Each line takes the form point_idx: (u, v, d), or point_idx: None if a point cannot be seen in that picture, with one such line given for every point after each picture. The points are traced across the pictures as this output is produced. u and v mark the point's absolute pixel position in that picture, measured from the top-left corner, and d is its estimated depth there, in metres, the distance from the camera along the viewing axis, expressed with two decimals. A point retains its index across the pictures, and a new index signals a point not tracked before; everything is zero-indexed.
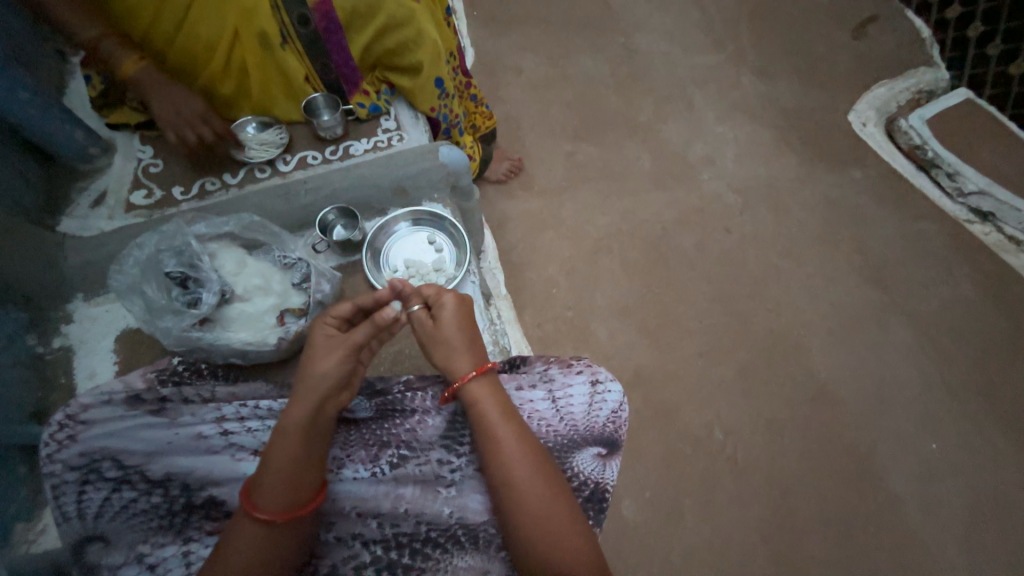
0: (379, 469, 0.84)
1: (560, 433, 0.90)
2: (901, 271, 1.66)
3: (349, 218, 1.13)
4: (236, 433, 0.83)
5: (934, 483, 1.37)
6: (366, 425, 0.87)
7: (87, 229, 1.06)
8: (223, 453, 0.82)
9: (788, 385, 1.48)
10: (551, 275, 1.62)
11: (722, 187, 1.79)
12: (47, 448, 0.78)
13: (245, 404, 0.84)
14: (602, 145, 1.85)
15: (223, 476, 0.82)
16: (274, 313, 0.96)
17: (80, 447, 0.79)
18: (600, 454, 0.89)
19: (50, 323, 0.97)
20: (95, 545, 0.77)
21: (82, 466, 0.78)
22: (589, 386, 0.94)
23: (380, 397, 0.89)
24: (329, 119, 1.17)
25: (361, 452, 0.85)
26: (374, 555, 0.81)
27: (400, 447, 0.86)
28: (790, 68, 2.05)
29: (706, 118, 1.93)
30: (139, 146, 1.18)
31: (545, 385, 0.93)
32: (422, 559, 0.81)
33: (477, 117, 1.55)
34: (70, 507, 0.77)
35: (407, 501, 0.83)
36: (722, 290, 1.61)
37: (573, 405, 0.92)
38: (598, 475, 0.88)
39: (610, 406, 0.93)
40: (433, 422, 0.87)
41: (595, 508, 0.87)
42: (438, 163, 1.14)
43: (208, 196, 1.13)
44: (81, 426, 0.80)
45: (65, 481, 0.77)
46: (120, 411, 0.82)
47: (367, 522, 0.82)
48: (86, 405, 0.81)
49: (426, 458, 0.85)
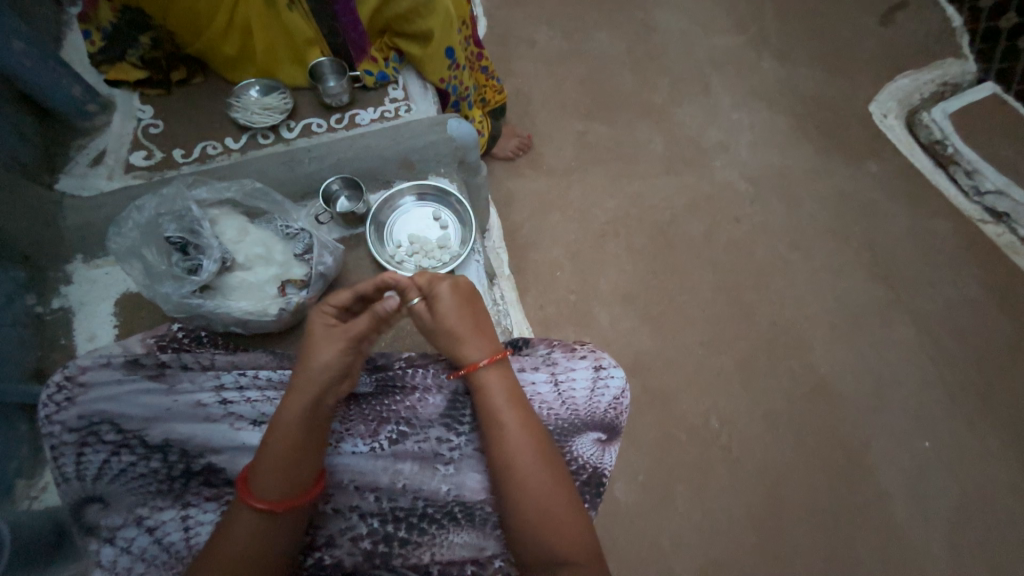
0: (378, 444, 0.85)
1: (561, 416, 0.90)
2: (909, 269, 1.64)
3: (353, 189, 1.09)
4: (235, 402, 0.83)
5: (922, 480, 1.39)
6: (366, 400, 0.87)
7: (85, 187, 1.04)
8: (223, 422, 0.82)
9: (787, 378, 1.48)
10: (555, 257, 1.60)
11: (734, 175, 1.75)
12: (46, 409, 0.78)
13: (244, 373, 0.85)
14: (615, 126, 1.80)
15: (222, 444, 0.81)
16: (276, 284, 0.95)
17: (78, 409, 0.79)
18: (600, 440, 0.89)
19: (49, 283, 0.96)
20: (95, 506, 0.78)
21: (82, 428, 0.79)
22: (592, 371, 0.93)
23: (380, 372, 0.89)
24: (335, 86, 1.13)
25: (360, 426, 0.85)
26: (371, 527, 0.82)
27: (400, 423, 0.86)
28: (813, 54, 1.97)
29: (723, 102, 1.87)
30: (139, 105, 1.15)
31: (547, 368, 0.92)
32: (419, 533, 0.82)
33: (487, 91, 1.51)
34: (69, 468, 0.78)
35: (405, 476, 0.84)
36: (727, 280, 1.60)
37: (575, 389, 0.92)
38: (597, 460, 0.88)
39: (611, 392, 0.92)
40: (433, 400, 0.87)
41: (591, 492, 0.88)
42: (446, 137, 1.11)
43: (209, 160, 1.10)
44: (79, 388, 0.80)
45: (63, 443, 0.78)
46: (118, 375, 0.81)
47: (365, 495, 0.83)
48: (85, 367, 0.81)
49: (425, 435, 0.86)
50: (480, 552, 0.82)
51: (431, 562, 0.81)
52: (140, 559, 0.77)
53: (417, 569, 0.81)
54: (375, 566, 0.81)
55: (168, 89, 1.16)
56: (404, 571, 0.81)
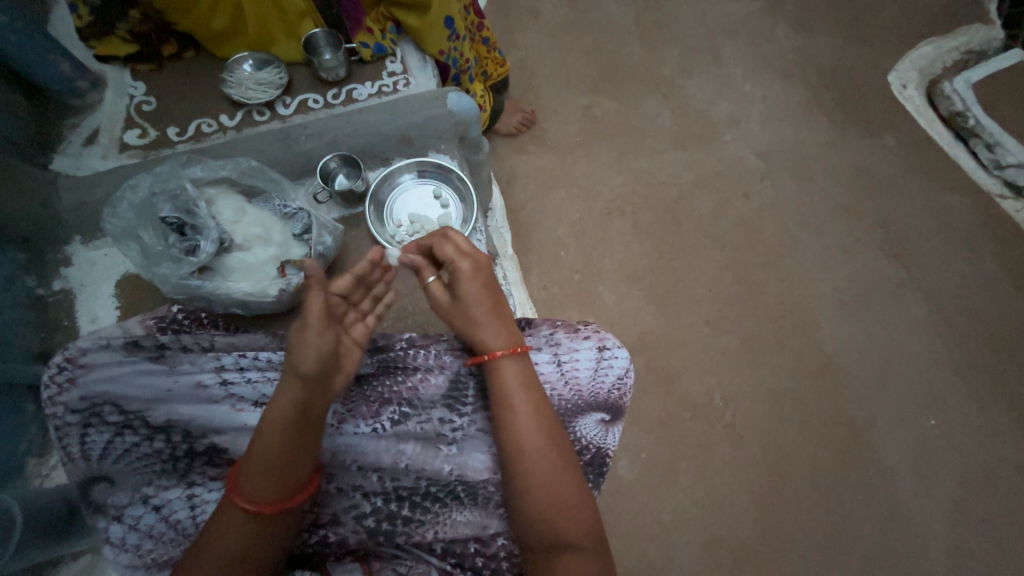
0: (380, 425, 0.85)
1: (565, 397, 0.89)
2: (923, 246, 1.60)
3: (351, 167, 1.05)
4: (236, 383, 0.83)
5: (927, 457, 1.39)
6: (367, 381, 0.87)
7: (80, 168, 1.03)
8: (224, 403, 0.83)
9: (794, 357, 1.46)
10: (560, 236, 1.57)
11: (745, 149, 1.70)
12: (48, 390, 0.79)
13: (244, 355, 0.85)
14: (621, 99, 1.74)
15: (224, 424, 0.82)
16: (275, 265, 0.93)
17: (79, 391, 0.79)
18: (603, 420, 0.88)
19: (49, 264, 0.95)
20: (101, 485, 0.79)
21: (84, 410, 0.79)
22: (596, 352, 0.91)
23: (382, 353, 0.89)
24: (330, 59, 1.11)
25: (363, 407, 0.85)
26: (375, 506, 0.82)
27: (401, 404, 0.86)
28: (830, 22, 1.89)
29: (734, 73, 1.80)
30: (131, 81, 1.12)
31: (551, 348, 0.91)
32: (422, 512, 0.82)
33: (489, 64, 1.46)
34: (74, 448, 0.78)
35: (409, 456, 0.84)
36: (735, 258, 1.56)
37: (578, 369, 0.90)
38: (600, 441, 0.88)
39: (615, 372, 0.91)
40: (435, 381, 0.87)
41: (595, 473, 0.87)
42: (446, 111, 1.08)
43: (204, 138, 1.08)
44: (79, 369, 0.80)
45: (67, 424, 0.78)
46: (118, 357, 0.81)
47: (368, 475, 0.84)
48: (85, 349, 0.81)
49: (427, 416, 0.86)
50: (483, 531, 0.82)
51: (434, 540, 0.82)
52: (149, 536, 0.79)
53: (420, 545, 0.82)
54: (380, 542, 0.82)
55: (160, 65, 1.13)
56: (408, 547, 0.82)
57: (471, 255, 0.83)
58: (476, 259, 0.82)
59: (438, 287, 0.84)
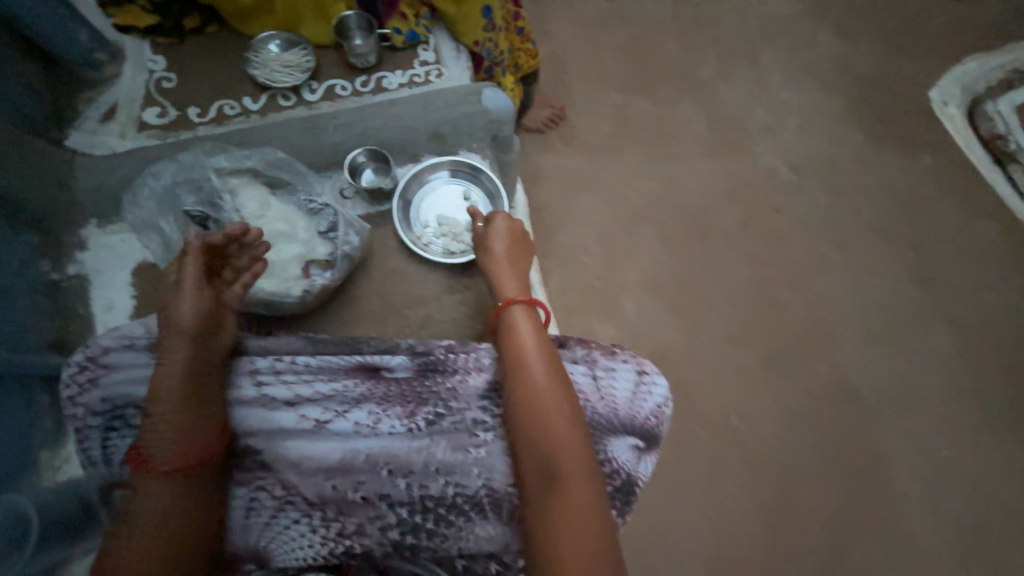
0: (415, 424, 0.81)
1: (599, 413, 0.86)
2: (952, 272, 1.56)
3: (381, 162, 1.01)
4: (271, 385, 0.80)
5: (939, 486, 1.38)
6: (406, 382, 0.83)
7: (97, 147, 0.99)
8: (257, 405, 0.79)
9: (812, 379, 1.44)
10: (583, 240, 1.53)
11: (778, 161, 1.64)
12: (69, 390, 0.77)
13: (281, 358, 0.82)
14: (654, 100, 1.68)
15: (258, 426, 0.79)
16: (299, 263, 0.89)
17: (101, 392, 0.77)
18: (637, 447, 0.85)
19: (64, 248, 0.92)
20: (123, 490, 0.78)
21: (106, 412, 0.77)
22: (635, 374, 0.89)
23: (421, 356, 0.86)
24: (362, 45, 1.05)
25: (398, 407, 0.81)
26: (399, 517, 0.78)
27: (438, 404, 0.82)
28: (876, 30, 1.81)
29: (772, 80, 1.73)
30: (150, 55, 1.06)
31: (588, 363, 0.89)
32: (446, 525, 0.79)
33: (521, 56, 1.36)
34: (95, 451, 0.77)
35: (439, 459, 0.80)
36: (761, 273, 1.53)
37: (616, 389, 0.88)
38: (632, 467, 0.84)
39: (655, 399, 0.88)
40: (476, 383, 0.83)
41: (623, 500, 0.84)
42: (480, 108, 1.03)
43: (227, 121, 1.03)
44: (102, 369, 0.78)
45: (89, 426, 0.77)
46: (140, 358, 0.79)
47: (395, 482, 0.79)
48: (106, 348, 0.79)
49: (461, 417, 0.82)
50: (504, 547, 0.79)
51: (456, 555, 0.79)
52: None
53: (441, 559, 0.79)
54: (402, 555, 0.78)
55: (181, 39, 1.07)
56: (428, 562, 0.79)
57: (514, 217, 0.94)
58: (512, 219, 0.91)
59: (484, 230, 0.91)
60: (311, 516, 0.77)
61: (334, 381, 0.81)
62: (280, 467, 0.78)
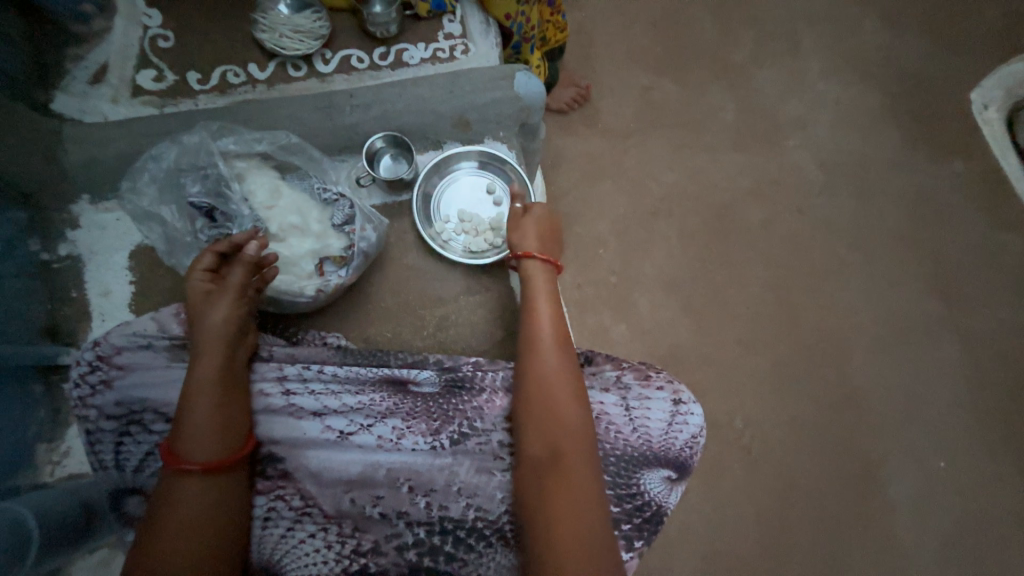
0: (439, 443, 0.79)
1: (631, 445, 0.84)
2: (970, 285, 1.53)
3: (400, 149, 0.94)
4: (298, 394, 0.78)
5: (930, 497, 1.40)
6: (432, 398, 0.81)
7: (87, 113, 0.90)
8: (284, 413, 0.77)
9: (820, 386, 1.43)
10: (600, 232, 1.46)
11: (808, 159, 1.56)
12: (81, 390, 0.74)
13: (309, 366, 0.79)
14: (684, 84, 1.57)
15: (283, 435, 0.76)
16: (313, 259, 0.83)
17: (116, 394, 0.74)
18: (669, 478, 0.84)
19: (54, 226, 0.85)
20: (135, 498, 0.74)
21: (121, 416, 0.74)
22: (670, 405, 0.87)
23: (448, 373, 0.83)
24: (382, 12, 0.94)
25: (422, 424, 0.79)
26: (417, 537, 0.77)
27: (463, 423, 0.79)
28: (925, 20, 1.69)
29: (811, 69, 1.63)
30: (145, 8, 0.95)
31: (619, 391, 0.87)
32: (465, 550, 0.77)
33: (549, 29, 1.23)
34: (107, 456, 0.74)
35: (462, 478, 0.78)
36: (779, 277, 1.48)
37: (650, 420, 0.86)
38: (662, 498, 0.83)
39: (689, 431, 0.86)
40: (501, 403, 0.81)
41: (650, 530, 0.83)
42: (511, 94, 0.94)
43: (230, 90, 0.94)
44: (116, 371, 0.74)
45: (103, 429, 0.73)
46: (158, 359, 0.75)
47: (415, 500, 0.77)
48: (120, 348, 0.75)
49: (487, 439, 0.79)
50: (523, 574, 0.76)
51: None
52: None
53: None
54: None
55: None
56: None
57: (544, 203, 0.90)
58: (552, 212, 0.87)
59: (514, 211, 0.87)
60: (326, 531, 0.75)
61: (362, 394, 0.79)
62: (301, 477, 0.76)
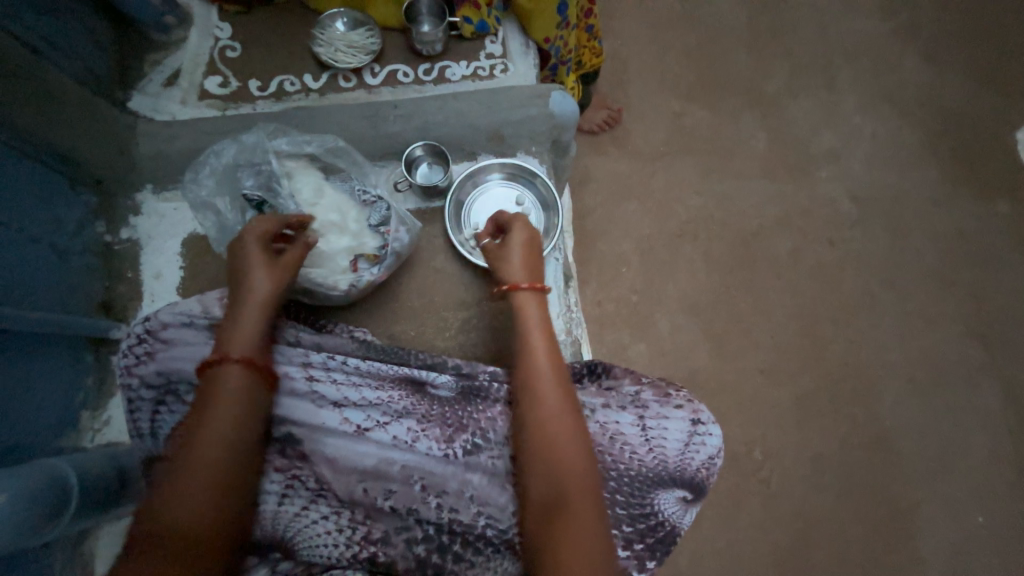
0: (452, 450, 0.80)
1: (646, 465, 0.83)
2: (1013, 330, 1.46)
3: (438, 158, 0.99)
4: (321, 380, 0.81)
5: (965, 553, 1.31)
6: (448, 403, 0.82)
7: (159, 112, 0.99)
8: (305, 398, 0.80)
9: (846, 424, 1.38)
10: (623, 251, 1.47)
11: (840, 190, 1.55)
12: (126, 360, 0.79)
13: (333, 356, 0.83)
14: (716, 111, 1.59)
15: (304, 418, 0.79)
16: (348, 256, 0.88)
17: (156, 366, 0.78)
18: (684, 499, 0.82)
19: (118, 211, 0.93)
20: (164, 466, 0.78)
21: (160, 386, 0.78)
22: (688, 425, 0.86)
23: (466, 379, 0.85)
24: (429, 31, 1.01)
25: (437, 429, 0.80)
26: (427, 533, 0.78)
27: (476, 434, 0.80)
28: (968, 59, 1.67)
29: (846, 102, 1.62)
30: (218, 21, 1.04)
31: (636, 410, 0.87)
32: (474, 552, 0.78)
33: (586, 54, 1.28)
34: (144, 422, 0.79)
35: (474, 487, 0.79)
36: (806, 308, 1.45)
37: (666, 440, 0.85)
38: (677, 519, 0.82)
39: (707, 451, 0.85)
40: None
41: (663, 550, 0.81)
42: (546, 112, 0.98)
43: (286, 97, 1.01)
44: (160, 344, 0.79)
45: (141, 397, 0.78)
46: (199, 337, 0.80)
47: (427, 499, 0.78)
48: (165, 323, 0.80)
49: (500, 451, 0.80)
50: None
51: None
52: None
53: None
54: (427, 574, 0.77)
55: (249, 8, 1.05)
56: None
57: (521, 219, 0.89)
58: (527, 230, 0.87)
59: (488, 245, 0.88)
60: (340, 514, 0.77)
61: (381, 390, 0.82)
62: (317, 460, 0.78)
